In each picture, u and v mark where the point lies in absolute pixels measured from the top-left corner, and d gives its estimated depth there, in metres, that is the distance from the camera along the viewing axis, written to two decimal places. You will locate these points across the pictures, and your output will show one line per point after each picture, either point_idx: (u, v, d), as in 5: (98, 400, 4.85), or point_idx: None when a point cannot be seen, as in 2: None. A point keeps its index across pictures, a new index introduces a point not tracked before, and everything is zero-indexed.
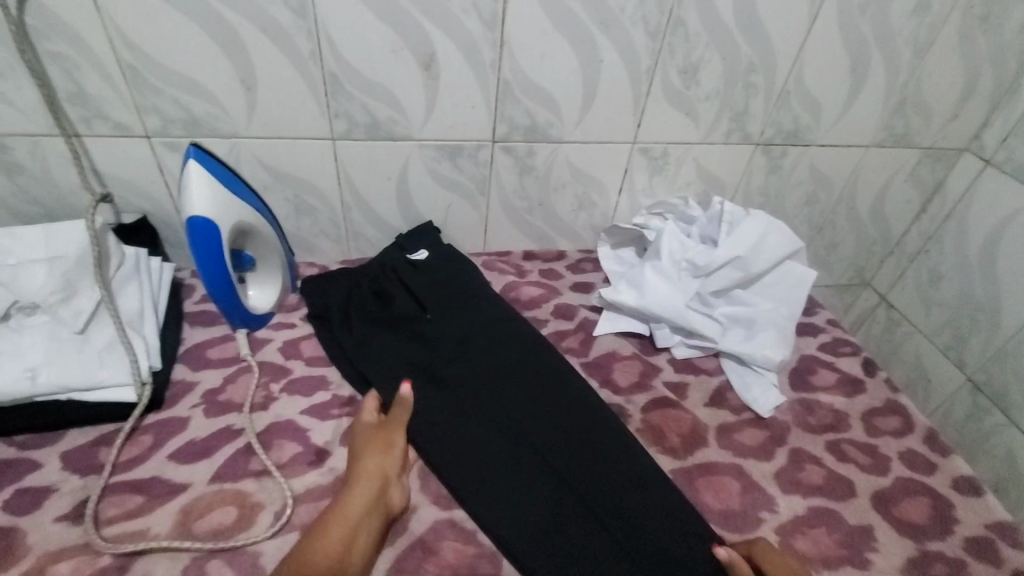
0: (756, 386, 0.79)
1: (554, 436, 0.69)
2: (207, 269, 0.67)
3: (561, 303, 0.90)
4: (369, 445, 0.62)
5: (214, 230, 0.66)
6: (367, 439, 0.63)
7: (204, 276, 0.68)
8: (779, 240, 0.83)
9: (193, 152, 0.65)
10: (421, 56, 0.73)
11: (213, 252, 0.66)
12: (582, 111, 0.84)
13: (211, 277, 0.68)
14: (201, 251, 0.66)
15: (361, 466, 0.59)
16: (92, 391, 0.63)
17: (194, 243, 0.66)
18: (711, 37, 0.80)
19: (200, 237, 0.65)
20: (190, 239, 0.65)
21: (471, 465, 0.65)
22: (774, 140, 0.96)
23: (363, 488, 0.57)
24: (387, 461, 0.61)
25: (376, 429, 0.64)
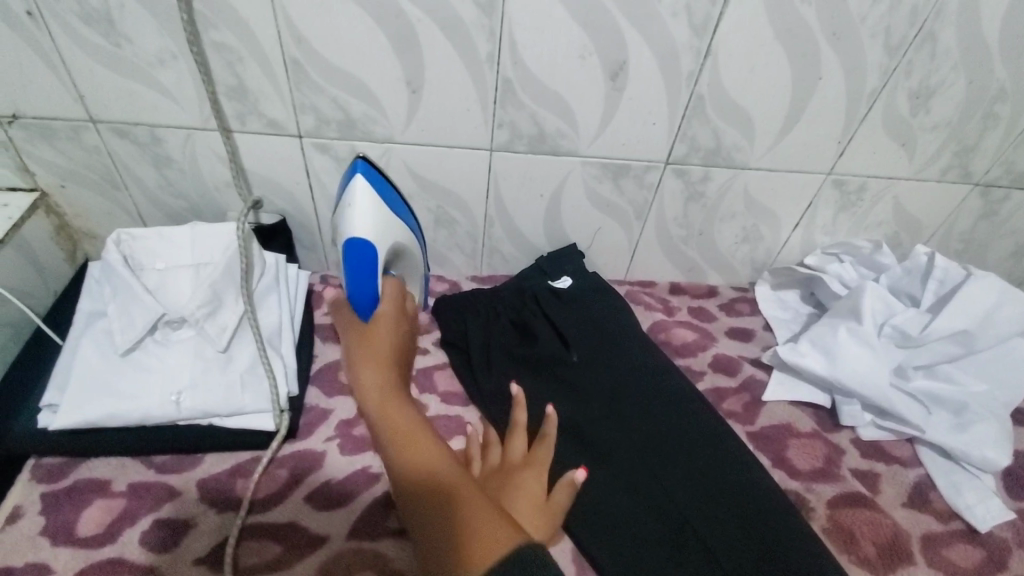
0: (969, 491, 0.65)
1: (724, 528, 0.59)
2: (356, 290, 0.61)
3: (720, 354, 0.78)
4: (364, 346, 0.60)
5: (368, 252, 0.59)
6: (369, 334, 0.61)
7: (352, 297, 0.62)
8: (1011, 314, 0.69)
9: (360, 164, 0.58)
10: (611, 64, 0.62)
11: (365, 275, 0.60)
12: (779, 135, 0.71)
13: (359, 299, 0.62)
14: (354, 273, 0.59)
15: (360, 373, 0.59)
16: (232, 418, 0.58)
17: (347, 261, 0.59)
18: (962, 57, 0.65)
19: (354, 258, 0.58)
20: (345, 259, 0.59)
21: (621, 545, 0.58)
22: (999, 182, 0.79)
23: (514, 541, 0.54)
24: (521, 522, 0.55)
25: (379, 351, 0.60)
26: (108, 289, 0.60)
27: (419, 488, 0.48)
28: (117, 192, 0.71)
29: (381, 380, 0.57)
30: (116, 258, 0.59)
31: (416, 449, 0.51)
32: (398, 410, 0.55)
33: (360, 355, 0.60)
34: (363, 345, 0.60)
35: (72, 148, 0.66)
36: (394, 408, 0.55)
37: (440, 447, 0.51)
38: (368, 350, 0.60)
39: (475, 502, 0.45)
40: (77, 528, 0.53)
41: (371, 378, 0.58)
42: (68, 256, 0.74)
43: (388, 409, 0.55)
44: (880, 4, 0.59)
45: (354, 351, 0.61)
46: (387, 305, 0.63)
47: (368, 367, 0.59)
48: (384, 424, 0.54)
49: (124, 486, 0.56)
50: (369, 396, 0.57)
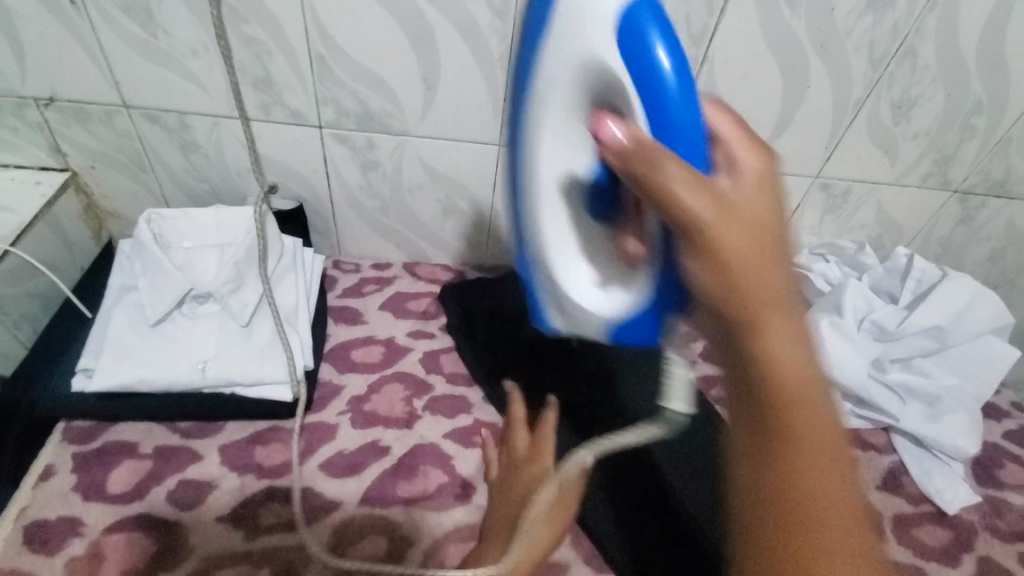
0: (939, 477, 0.69)
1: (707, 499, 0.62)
2: (646, 86, 0.39)
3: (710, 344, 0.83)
4: (733, 224, 0.36)
5: (662, 19, 0.39)
6: (749, 194, 0.37)
7: (643, 101, 0.39)
8: (982, 312, 0.75)
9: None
10: None
11: (666, 50, 0.38)
12: (769, 139, 0.75)
13: (659, 107, 0.38)
14: (635, 52, 0.39)
15: (735, 265, 0.36)
16: (253, 387, 0.62)
17: (632, 47, 0.39)
18: (941, 71, 0.70)
19: (648, 27, 0.39)
20: (638, 25, 0.39)
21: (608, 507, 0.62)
22: (976, 190, 0.84)
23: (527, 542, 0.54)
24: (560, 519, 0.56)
25: (760, 205, 0.37)
26: (138, 265, 0.64)
27: (778, 499, 0.34)
28: (144, 175, 0.75)
29: (770, 286, 0.36)
30: (147, 236, 0.64)
31: (801, 394, 0.35)
32: (801, 354, 0.35)
33: (745, 239, 0.36)
34: (740, 211, 0.36)
35: (103, 131, 0.70)
36: (794, 338, 0.35)
37: (840, 419, 0.35)
38: (749, 223, 0.36)
39: (856, 527, 0.33)
40: (107, 485, 0.57)
41: (768, 258, 0.36)
42: (93, 234, 0.78)
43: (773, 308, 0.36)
44: (865, 19, 0.64)
45: (702, 204, 0.36)
46: (748, 186, 0.37)
47: (756, 272, 0.36)
48: (773, 376, 0.35)
49: (150, 448, 0.60)
50: (764, 333, 0.36)
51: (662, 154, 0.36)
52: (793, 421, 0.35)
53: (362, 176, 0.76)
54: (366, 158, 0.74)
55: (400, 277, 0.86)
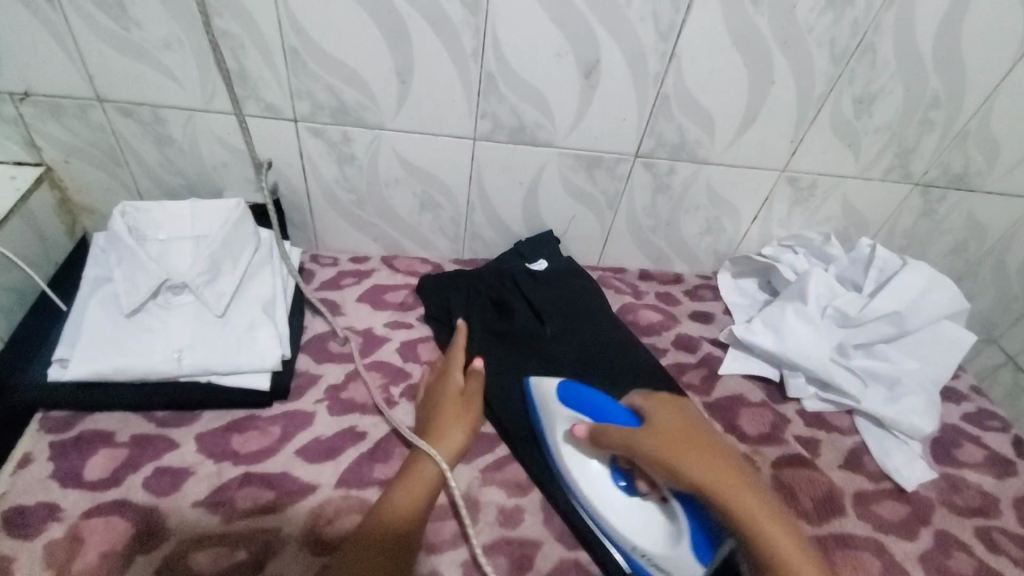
0: (898, 455, 0.72)
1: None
2: (599, 411, 0.62)
3: (682, 333, 0.85)
4: (664, 435, 0.58)
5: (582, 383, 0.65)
6: (661, 422, 0.61)
7: (596, 417, 0.61)
8: (940, 299, 0.77)
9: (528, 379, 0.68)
10: (585, 63, 0.68)
11: (602, 398, 0.63)
12: (737, 133, 0.78)
13: (609, 413, 0.61)
14: (589, 408, 0.62)
15: (677, 458, 0.56)
16: (228, 377, 0.63)
17: (577, 403, 0.63)
18: (898, 67, 0.72)
19: (581, 391, 0.63)
20: (573, 406, 0.63)
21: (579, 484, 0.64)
22: (936, 183, 0.87)
23: (438, 443, 0.61)
24: (461, 418, 0.64)
25: (668, 418, 0.61)
26: (114, 257, 0.64)
27: None
28: (120, 169, 0.75)
29: (709, 459, 0.56)
30: (122, 228, 0.64)
31: (755, 508, 0.53)
32: (750, 493, 0.54)
33: (672, 442, 0.58)
34: (664, 430, 0.59)
35: (78, 125, 0.70)
36: (740, 484, 0.55)
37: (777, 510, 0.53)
38: (667, 435, 0.59)
39: None
40: (83, 473, 0.58)
41: (699, 446, 0.58)
42: (68, 229, 0.78)
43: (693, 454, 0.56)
44: (824, 17, 0.67)
45: (636, 436, 0.58)
46: (657, 412, 0.62)
47: (691, 457, 0.56)
48: (748, 513, 0.52)
49: (126, 437, 0.61)
50: (710, 473, 0.55)
51: (601, 427, 0.60)
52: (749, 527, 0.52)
53: (339, 169, 0.77)
54: (343, 152, 0.76)
55: (378, 270, 0.87)
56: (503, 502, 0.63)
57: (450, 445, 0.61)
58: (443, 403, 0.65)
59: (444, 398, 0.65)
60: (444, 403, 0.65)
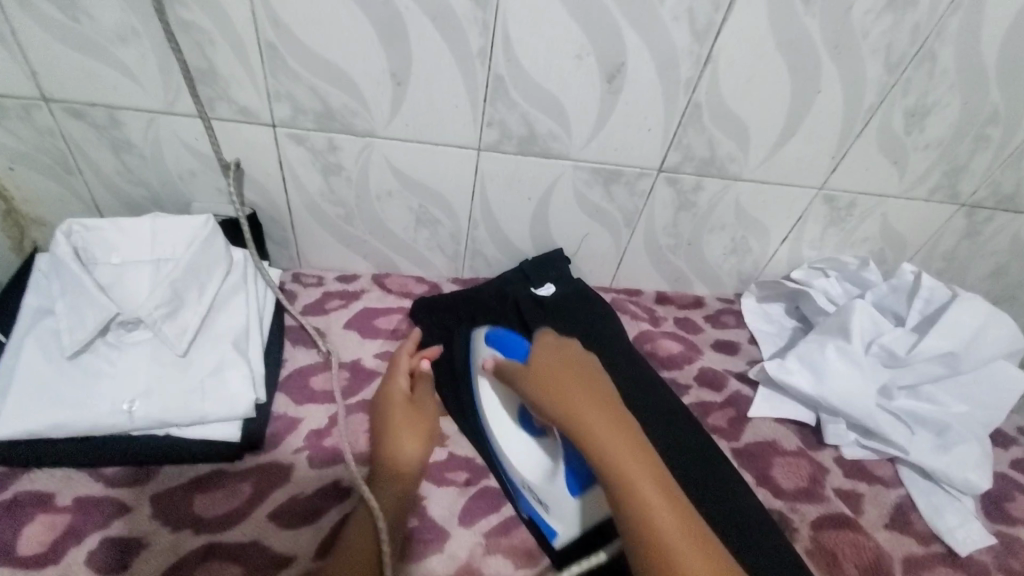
0: (951, 514, 0.64)
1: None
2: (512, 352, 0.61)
3: (705, 366, 0.77)
4: (540, 378, 0.53)
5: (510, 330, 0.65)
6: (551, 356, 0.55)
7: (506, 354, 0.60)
8: (996, 337, 0.69)
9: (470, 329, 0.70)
10: (608, 66, 0.60)
11: (521, 341, 0.62)
12: (774, 147, 0.69)
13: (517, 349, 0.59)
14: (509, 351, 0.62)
15: (546, 398, 0.51)
16: (192, 428, 0.54)
17: (500, 344, 0.63)
18: (959, 78, 0.64)
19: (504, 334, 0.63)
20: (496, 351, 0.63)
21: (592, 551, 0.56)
22: (984, 204, 0.79)
23: (405, 457, 0.56)
24: (423, 430, 0.59)
25: (556, 355, 0.55)
26: (57, 286, 0.55)
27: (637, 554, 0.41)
28: (72, 177, 0.66)
29: (577, 403, 0.49)
30: (66, 252, 0.55)
31: (616, 451, 0.45)
32: (618, 438, 0.46)
33: (545, 384, 0.52)
34: (543, 371, 0.53)
35: (20, 128, 0.60)
36: (605, 426, 0.47)
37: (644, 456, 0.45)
38: (542, 373, 0.53)
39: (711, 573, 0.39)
40: (14, 547, 0.49)
41: (570, 387, 0.51)
42: (15, 244, 0.69)
43: (559, 392, 0.51)
44: (883, 19, 0.58)
45: (522, 375, 0.55)
46: (547, 349, 0.56)
47: (558, 403, 0.50)
48: (608, 461, 0.45)
49: (69, 500, 0.52)
50: (574, 410, 0.49)
51: (502, 369, 0.58)
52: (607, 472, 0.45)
53: (324, 181, 0.68)
54: (329, 162, 0.67)
55: (368, 291, 0.78)
56: (510, 575, 0.55)
57: (418, 453, 0.57)
58: (398, 411, 0.59)
59: (396, 403, 0.60)
60: (399, 408, 0.60)
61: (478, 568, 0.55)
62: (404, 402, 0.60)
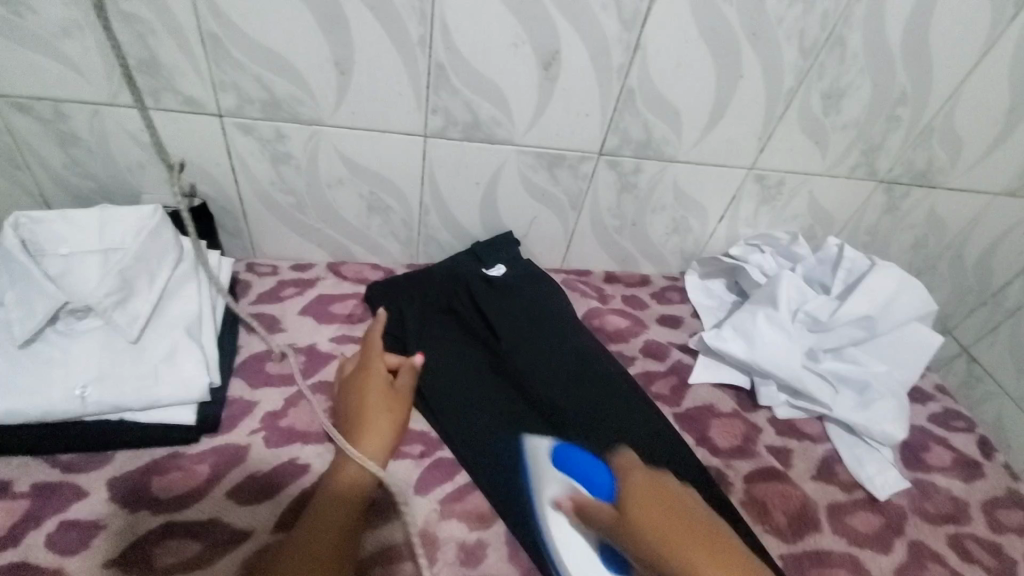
0: (870, 463, 0.70)
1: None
2: (587, 478, 0.57)
3: (650, 339, 0.81)
4: (646, 509, 0.48)
5: (577, 449, 0.62)
6: (644, 501, 0.49)
7: (580, 481, 0.57)
8: (908, 301, 0.76)
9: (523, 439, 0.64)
10: (544, 54, 0.63)
11: (589, 459, 0.59)
12: (705, 130, 0.74)
13: (591, 474, 0.57)
14: (579, 472, 0.58)
15: (644, 532, 0.47)
16: (146, 412, 0.55)
17: (567, 466, 0.60)
18: (868, 62, 0.70)
19: (572, 453, 0.61)
20: (564, 469, 0.60)
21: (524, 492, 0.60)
22: (900, 180, 0.85)
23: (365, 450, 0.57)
24: (391, 423, 0.59)
25: (651, 479, 0.52)
26: (4, 277, 0.55)
27: None
28: (18, 172, 0.66)
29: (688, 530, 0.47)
30: (12, 243, 0.55)
31: None
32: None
33: (653, 517, 0.48)
34: (641, 510, 0.48)
35: None
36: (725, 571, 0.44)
37: None
38: (640, 512, 0.48)
39: None
40: None
41: (671, 522, 0.47)
42: None
43: (662, 524, 0.47)
44: (794, 8, 0.63)
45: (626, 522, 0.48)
46: (634, 490, 0.51)
47: (668, 529, 0.47)
48: None
49: (27, 486, 0.53)
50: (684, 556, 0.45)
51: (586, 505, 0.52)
52: None
53: (274, 170, 0.70)
54: (277, 150, 0.68)
55: (323, 279, 0.80)
56: (464, 538, 0.58)
57: (378, 448, 0.57)
58: (371, 401, 0.60)
59: (373, 385, 0.61)
60: (373, 399, 0.60)
61: (433, 533, 0.57)
62: (383, 389, 0.61)
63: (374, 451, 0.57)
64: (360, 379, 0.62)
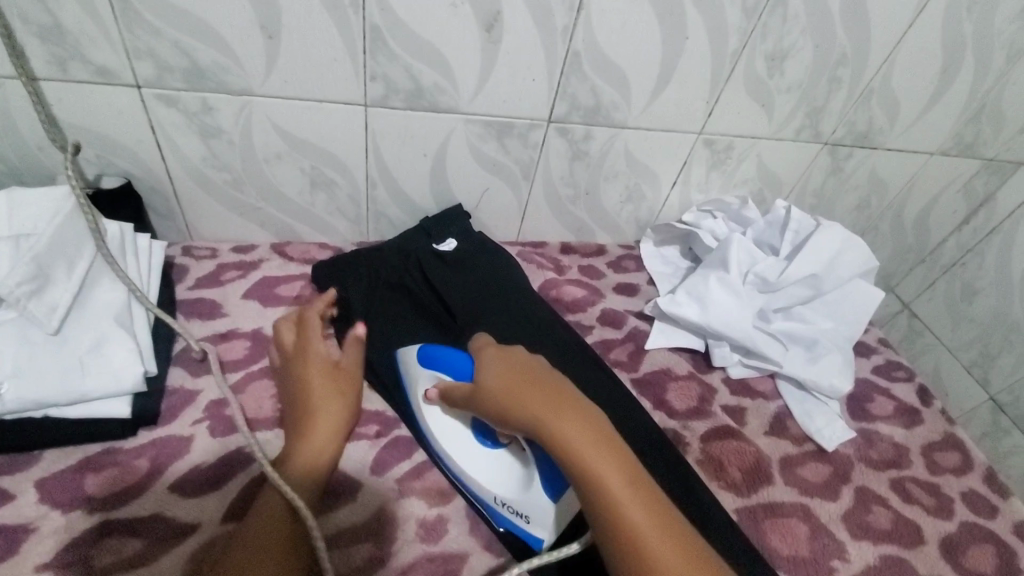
0: (818, 416, 0.73)
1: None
2: (450, 366, 0.58)
3: (607, 308, 0.81)
4: (500, 381, 0.50)
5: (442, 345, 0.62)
6: (498, 376, 0.51)
7: (446, 372, 0.58)
8: (852, 259, 0.78)
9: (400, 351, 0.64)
10: (485, 15, 0.60)
11: (451, 351, 0.60)
12: (653, 94, 0.73)
13: (453, 364, 0.58)
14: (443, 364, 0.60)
15: (506, 398, 0.49)
16: (73, 407, 0.52)
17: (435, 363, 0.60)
18: (809, 22, 0.70)
19: (434, 348, 0.60)
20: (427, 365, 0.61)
21: None
22: (843, 141, 0.87)
23: (314, 442, 0.55)
24: (339, 409, 0.57)
25: (509, 353, 0.54)
26: None
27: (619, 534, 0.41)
28: None
29: (540, 395, 0.48)
30: None
31: (589, 436, 0.45)
32: (583, 431, 0.45)
33: (504, 387, 0.49)
34: (494, 382, 0.51)
35: None
36: (579, 424, 0.46)
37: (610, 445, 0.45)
38: (499, 383, 0.50)
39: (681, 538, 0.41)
40: None
41: (526, 388, 0.49)
42: None
43: (515, 387, 0.49)
44: None
45: (482, 391, 0.51)
46: (491, 366, 0.52)
47: (509, 397, 0.48)
48: (572, 456, 0.44)
49: None
50: (548, 419, 0.46)
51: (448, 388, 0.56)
52: (579, 461, 0.44)
53: (205, 146, 0.66)
54: (205, 124, 0.64)
55: (267, 260, 0.76)
56: (424, 514, 0.57)
57: (326, 441, 0.55)
58: (315, 388, 0.58)
59: (314, 368, 0.59)
60: (315, 387, 0.58)
61: (392, 511, 0.56)
62: (324, 370, 0.59)
63: (312, 450, 0.54)
64: (300, 364, 0.60)
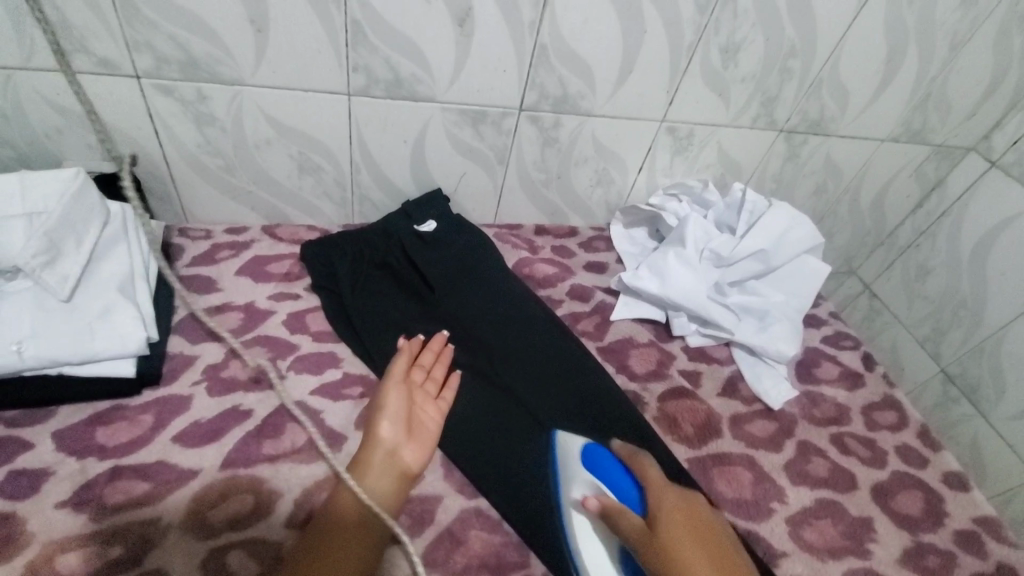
0: (767, 379, 0.80)
1: (562, 414, 0.68)
2: (616, 483, 0.59)
3: (577, 284, 0.87)
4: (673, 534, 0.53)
5: (607, 454, 0.63)
6: (674, 524, 0.53)
7: (610, 487, 0.59)
8: (799, 236, 0.85)
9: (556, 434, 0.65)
10: (457, 11, 0.66)
11: (620, 473, 0.60)
12: (616, 84, 0.79)
13: (619, 486, 0.59)
14: (610, 481, 0.59)
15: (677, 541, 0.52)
16: (84, 366, 0.57)
17: (597, 471, 0.60)
18: (759, 16, 0.76)
19: (603, 457, 0.62)
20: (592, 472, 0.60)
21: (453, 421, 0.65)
22: (797, 129, 0.94)
23: (379, 466, 0.57)
24: (408, 436, 0.60)
25: (680, 499, 0.57)
26: None
27: None
28: None
29: (708, 553, 0.52)
30: None
31: None
32: None
33: (676, 534, 0.53)
34: (668, 522, 0.54)
35: None
36: None
37: None
38: (673, 533, 0.53)
39: None
40: None
41: (695, 537, 0.53)
42: None
43: (690, 534, 0.53)
44: None
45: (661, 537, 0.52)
46: (665, 510, 0.55)
47: (690, 547, 0.51)
48: None
49: None
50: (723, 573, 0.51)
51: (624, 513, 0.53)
52: None
53: (199, 133, 0.71)
54: (200, 112, 0.69)
55: (258, 240, 0.82)
56: None
57: (393, 475, 0.57)
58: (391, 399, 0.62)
59: (394, 385, 0.63)
60: (390, 401, 0.62)
61: None
62: (405, 391, 0.63)
63: (384, 459, 0.57)
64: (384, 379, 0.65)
